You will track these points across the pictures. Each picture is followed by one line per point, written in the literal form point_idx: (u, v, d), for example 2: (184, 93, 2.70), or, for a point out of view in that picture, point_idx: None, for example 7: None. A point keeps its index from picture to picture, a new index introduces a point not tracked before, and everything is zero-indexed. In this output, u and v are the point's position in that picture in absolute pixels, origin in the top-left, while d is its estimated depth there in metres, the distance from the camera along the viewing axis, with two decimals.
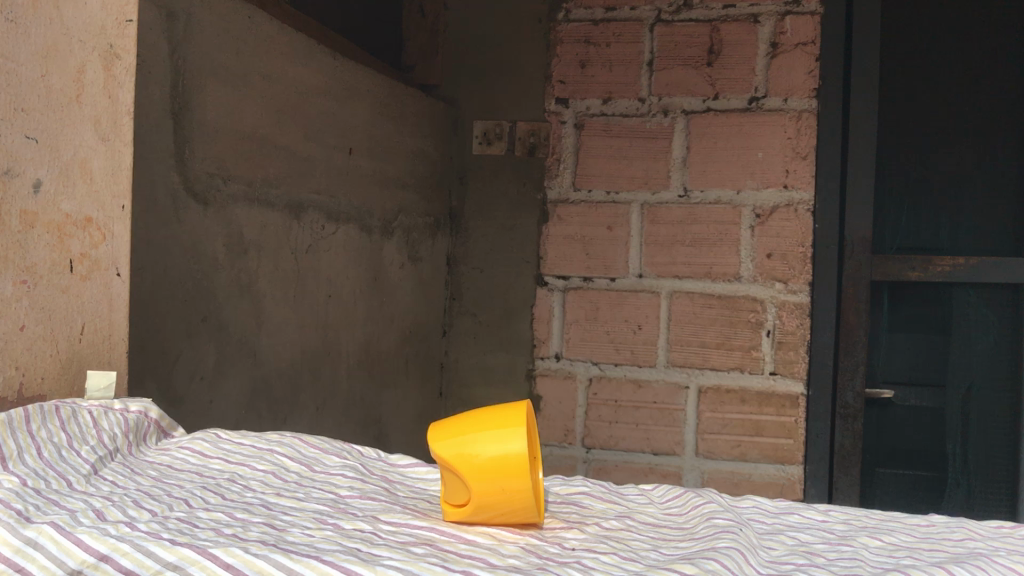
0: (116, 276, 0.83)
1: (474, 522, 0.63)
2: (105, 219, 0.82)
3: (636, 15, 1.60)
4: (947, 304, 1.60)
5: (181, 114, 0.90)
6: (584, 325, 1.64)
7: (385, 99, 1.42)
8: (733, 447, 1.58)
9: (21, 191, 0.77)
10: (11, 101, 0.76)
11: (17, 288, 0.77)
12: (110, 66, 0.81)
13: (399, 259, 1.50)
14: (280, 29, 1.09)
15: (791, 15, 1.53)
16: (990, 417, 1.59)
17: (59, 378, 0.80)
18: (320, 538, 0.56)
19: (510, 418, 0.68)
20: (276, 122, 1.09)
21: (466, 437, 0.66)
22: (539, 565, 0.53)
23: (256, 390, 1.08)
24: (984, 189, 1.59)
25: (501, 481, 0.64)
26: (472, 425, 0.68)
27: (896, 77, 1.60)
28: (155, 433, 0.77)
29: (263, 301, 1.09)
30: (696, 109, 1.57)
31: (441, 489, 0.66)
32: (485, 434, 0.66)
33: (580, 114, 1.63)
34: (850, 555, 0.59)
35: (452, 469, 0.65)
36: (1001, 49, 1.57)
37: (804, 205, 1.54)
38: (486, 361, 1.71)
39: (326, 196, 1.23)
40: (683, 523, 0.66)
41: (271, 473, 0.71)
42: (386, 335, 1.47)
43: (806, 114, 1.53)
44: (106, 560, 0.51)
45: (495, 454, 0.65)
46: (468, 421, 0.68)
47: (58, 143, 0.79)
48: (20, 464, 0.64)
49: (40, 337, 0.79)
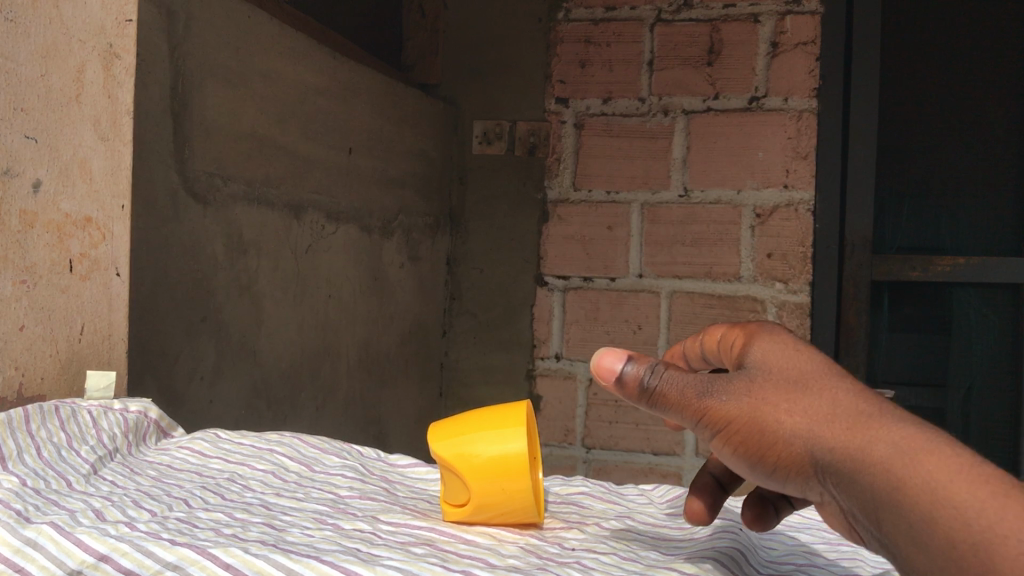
0: (115, 276, 0.81)
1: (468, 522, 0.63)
2: (105, 219, 0.81)
3: (636, 15, 1.59)
4: (947, 305, 1.61)
5: (181, 114, 0.90)
6: (584, 325, 1.63)
7: (385, 98, 1.42)
8: None
9: (20, 190, 0.78)
10: (10, 101, 0.77)
11: (17, 288, 0.78)
12: (110, 66, 0.81)
13: (399, 259, 1.50)
14: (280, 29, 1.09)
15: (792, 15, 1.53)
16: (991, 418, 1.59)
17: (59, 377, 0.80)
18: (320, 538, 0.56)
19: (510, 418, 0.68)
20: (276, 122, 1.09)
21: (464, 436, 0.67)
22: (539, 565, 0.53)
23: (256, 389, 1.08)
24: (984, 188, 1.59)
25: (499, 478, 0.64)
26: (472, 424, 0.68)
27: (897, 77, 1.60)
28: (155, 433, 0.77)
29: (263, 300, 1.09)
30: (696, 109, 1.57)
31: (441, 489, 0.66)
32: (486, 433, 0.67)
33: (580, 114, 1.62)
34: (851, 556, 0.59)
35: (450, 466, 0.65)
36: (1002, 49, 1.56)
37: (804, 205, 1.53)
38: (486, 361, 1.71)
39: (326, 197, 1.23)
40: (683, 523, 0.66)
41: (271, 473, 0.71)
42: (386, 335, 1.47)
43: (806, 114, 1.53)
44: (105, 560, 0.50)
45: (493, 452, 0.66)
46: (468, 421, 0.68)
47: (58, 144, 0.80)
48: (20, 464, 0.64)
49: (40, 337, 0.79)
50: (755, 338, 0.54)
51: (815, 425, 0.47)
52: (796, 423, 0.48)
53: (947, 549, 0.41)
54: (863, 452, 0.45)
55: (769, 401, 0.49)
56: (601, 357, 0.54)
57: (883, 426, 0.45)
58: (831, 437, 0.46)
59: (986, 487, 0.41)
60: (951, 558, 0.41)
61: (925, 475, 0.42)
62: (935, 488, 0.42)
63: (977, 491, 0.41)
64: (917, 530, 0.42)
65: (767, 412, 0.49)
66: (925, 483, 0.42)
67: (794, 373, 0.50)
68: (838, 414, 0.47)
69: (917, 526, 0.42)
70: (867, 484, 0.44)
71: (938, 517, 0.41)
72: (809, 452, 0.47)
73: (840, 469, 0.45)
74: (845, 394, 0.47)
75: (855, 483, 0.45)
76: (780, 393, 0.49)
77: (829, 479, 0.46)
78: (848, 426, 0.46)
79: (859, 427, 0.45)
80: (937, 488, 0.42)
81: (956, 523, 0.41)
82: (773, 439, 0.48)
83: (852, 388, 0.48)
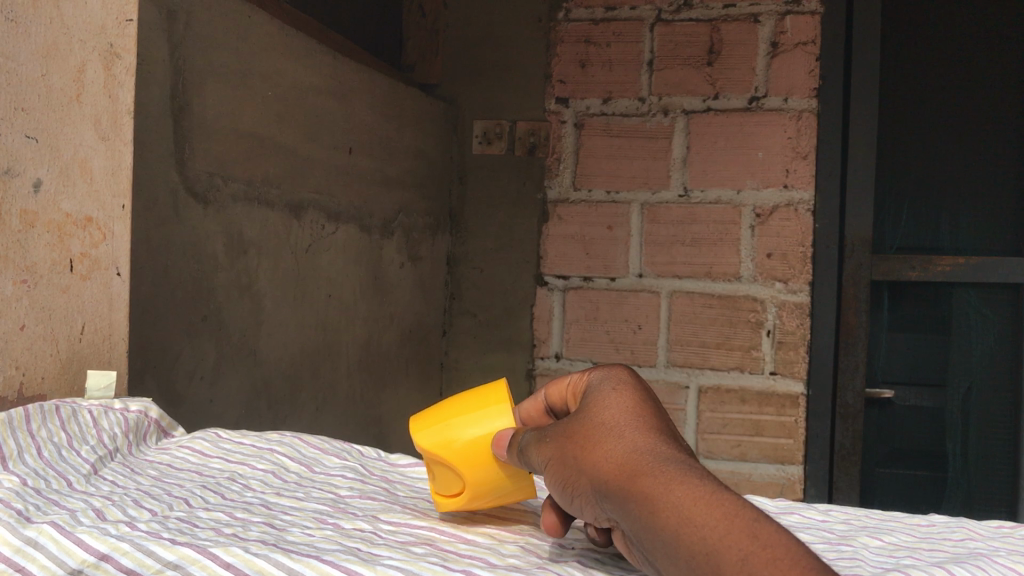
0: (116, 276, 0.83)
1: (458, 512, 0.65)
2: (106, 219, 0.82)
3: (636, 14, 1.59)
4: (947, 304, 1.61)
5: (181, 114, 0.90)
6: (584, 325, 1.63)
7: (385, 98, 1.42)
8: (733, 447, 1.58)
9: (20, 190, 0.75)
10: (10, 100, 0.74)
11: (17, 288, 0.75)
12: (110, 67, 0.81)
13: (399, 259, 1.50)
14: (280, 28, 1.09)
15: (792, 15, 1.52)
16: (991, 417, 1.59)
17: (59, 377, 0.79)
18: (320, 538, 0.56)
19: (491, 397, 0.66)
20: (276, 123, 1.09)
21: (444, 425, 0.65)
22: (539, 564, 0.54)
23: (257, 389, 1.08)
24: (983, 188, 1.59)
25: (483, 465, 0.63)
26: (450, 411, 0.66)
27: (896, 77, 1.60)
28: (155, 433, 0.77)
29: (263, 300, 1.09)
30: (696, 109, 1.57)
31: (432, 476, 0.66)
32: (465, 417, 0.65)
33: (580, 114, 1.63)
34: (850, 555, 0.59)
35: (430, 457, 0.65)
36: (1002, 48, 1.56)
37: (804, 204, 1.53)
38: (486, 361, 1.71)
39: (327, 197, 1.24)
40: None
41: (270, 472, 0.72)
42: (386, 336, 1.47)
43: (806, 114, 1.53)
44: (106, 559, 0.51)
45: (474, 436, 0.64)
46: (448, 408, 0.66)
47: (58, 142, 0.77)
48: (20, 464, 0.64)
49: (40, 336, 0.77)
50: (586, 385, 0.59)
51: (594, 455, 0.51)
52: (588, 455, 0.52)
53: (683, 558, 0.43)
54: (628, 478, 0.48)
55: (573, 436, 0.54)
56: (495, 440, 0.63)
57: (647, 458, 0.48)
58: (605, 467, 0.50)
59: (720, 509, 0.43)
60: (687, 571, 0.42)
61: (666, 495, 0.45)
62: (670, 507, 0.44)
63: (710, 509, 0.43)
64: (662, 548, 0.44)
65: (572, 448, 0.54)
66: (665, 503, 0.45)
67: (599, 412, 0.55)
68: (614, 445, 0.51)
69: (661, 545, 0.44)
70: (628, 508, 0.47)
71: (673, 534, 0.44)
72: (594, 482, 0.51)
73: (613, 497, 0.49)
74: (633, 429, 0.52)
75: (623, 510, 0.48)
76: (581, 430, 0.54)
77: (608, 507, 0.50)
78: (620, 457, 0.50)
79: (628, 458, 0.49)
80: (676, 509, 0.44)
81: (689, 537, 0.43)
82: (572, 471, 0.53)
83: (639, 426, 0.51)
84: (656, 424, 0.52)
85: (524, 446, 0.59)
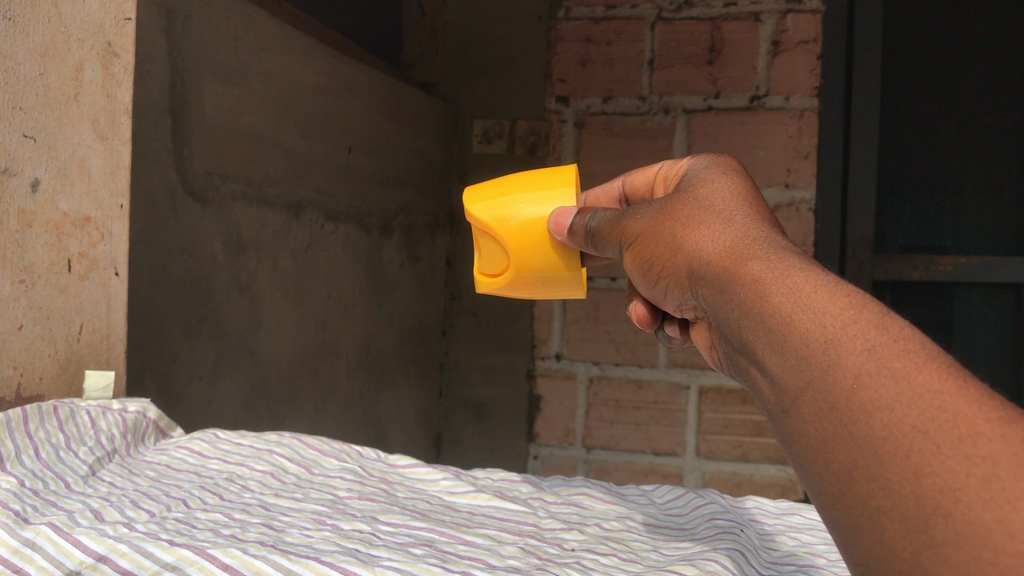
0: (114, 276, 0.81)
1: (499, 283, 0.74)
2: (104, 218, 0.80)
3: (637, 13, 1.57)
4: (948, 304, 1.61)
5: (181, 114, 0.89)
6: (584, 325, 1.62)
7: (384, 97, 1.41)
8: (734, 447, 1.57)
9: (19, 190, 0.76)
10: (10, 100, 0.75)
11: (16, 288, 0.76)
12: (109, 66, 0.80)
13: (399, 258, 1.51)
14: (279, 27, 1.08)
15: (792, 14, 1.51)
16: None
17: (58, 377, 0.79)
18: (319, 539, 0.56)
19: (556, 181, 0.72)
20: (276, 121, 1.08)
21: (501, 198, 0.72)
22: (539, 565, 0.54)
23: (256, 389, 1.08)
24: (984, 188, 1.59)
25: (530, 245, 0.71)
26: (511, 187, 0.72)
27: (899, 75, 1.58)
28: (154, 433, 0.76)
29: (262, 300, 1.09)
30: (697, 108, 1.56)
31: (492, 248, 0.74)
32: (524, 196, 0.71)
33: (580, 113, 1.62)
34: None
35: (482, 227, 0.72)
36: (1002, 46, 1.56)
37: (805, 204, 1.53)
38: (486, 361, 1.72)
39: (326, 196, 1.23)
40: (683, 523, 0.68)
41: (270, 474, 0.71)
42: (386, 335, 1.47)
43: (807, 113, 1.52)
44: (104, 560, 0.50)
45: (528, 215, 0.71)
46: (509, 184, 0.73)
47: (56, 143, 0.79)
48: (18, 465, 0.63)
49: (38, 337, 0.78)
50: (696, 177, 0.57)
51: (690, 238, 0.50)
52: (692, 244, 0.50)
53: (776, 325, 0.39)
54: (728, 256, 0.46)
55: (673, 222, 0.53)
56: (553, 212, 0.69)
57: (760, 246, 0.45)
58: (706, 247, 0.48)
59: (847, 297, 0.38)
60: (793, 357, 0.38)
61: (778, 271, 0.41)
62: (788, 292, 0.39)
63: (836, 298, 0.38)
64: (764, 334, 0.40)
65: (675, 236, 0.52)
66: (780, 288, 0.40)
67: (708, 205, 0.52)
68: (716, 233, 0.49)
69: (762, 329, 0.40)
70: (729, 295, 0.44)
71: (784, 317, 0.39)
72: (690, 264, 0.50)
73: (704, 275, 0.47)
74: (746, 225, 0.48)
75: (715, 289, 0.46)
76: (684, 215, 0.52)
77: (697, 284, 0.49)
78: (731, 246, 0.46)
79: (736, 243, 0.46)
80: (789, 287, 0.40)
81: (805, 323, 0.38)
82: (666, 257, 0.52)
83: (757, 223, 0.48)
84: (770, 224, 0.49)
85: (596, 228, 0.63)
